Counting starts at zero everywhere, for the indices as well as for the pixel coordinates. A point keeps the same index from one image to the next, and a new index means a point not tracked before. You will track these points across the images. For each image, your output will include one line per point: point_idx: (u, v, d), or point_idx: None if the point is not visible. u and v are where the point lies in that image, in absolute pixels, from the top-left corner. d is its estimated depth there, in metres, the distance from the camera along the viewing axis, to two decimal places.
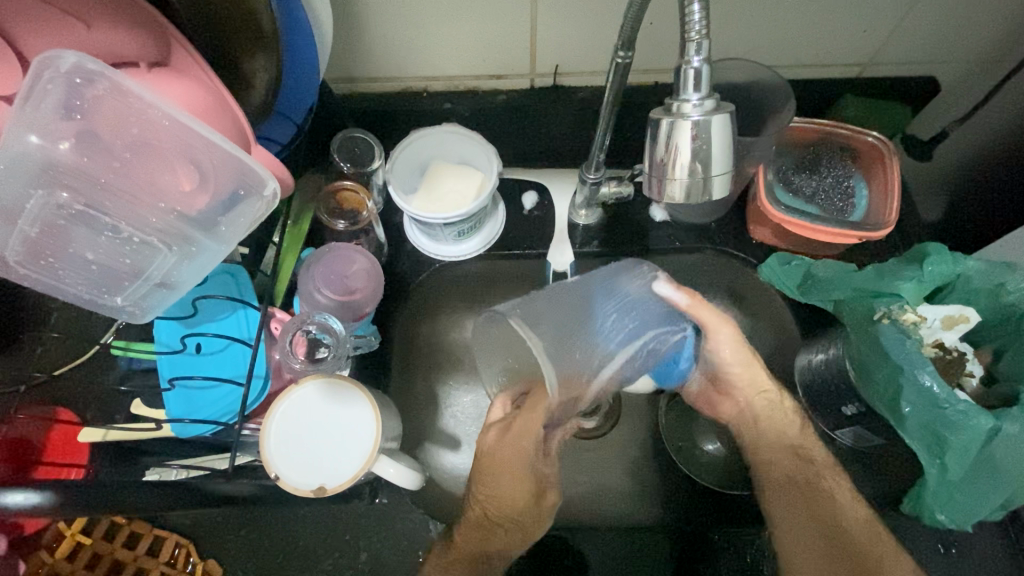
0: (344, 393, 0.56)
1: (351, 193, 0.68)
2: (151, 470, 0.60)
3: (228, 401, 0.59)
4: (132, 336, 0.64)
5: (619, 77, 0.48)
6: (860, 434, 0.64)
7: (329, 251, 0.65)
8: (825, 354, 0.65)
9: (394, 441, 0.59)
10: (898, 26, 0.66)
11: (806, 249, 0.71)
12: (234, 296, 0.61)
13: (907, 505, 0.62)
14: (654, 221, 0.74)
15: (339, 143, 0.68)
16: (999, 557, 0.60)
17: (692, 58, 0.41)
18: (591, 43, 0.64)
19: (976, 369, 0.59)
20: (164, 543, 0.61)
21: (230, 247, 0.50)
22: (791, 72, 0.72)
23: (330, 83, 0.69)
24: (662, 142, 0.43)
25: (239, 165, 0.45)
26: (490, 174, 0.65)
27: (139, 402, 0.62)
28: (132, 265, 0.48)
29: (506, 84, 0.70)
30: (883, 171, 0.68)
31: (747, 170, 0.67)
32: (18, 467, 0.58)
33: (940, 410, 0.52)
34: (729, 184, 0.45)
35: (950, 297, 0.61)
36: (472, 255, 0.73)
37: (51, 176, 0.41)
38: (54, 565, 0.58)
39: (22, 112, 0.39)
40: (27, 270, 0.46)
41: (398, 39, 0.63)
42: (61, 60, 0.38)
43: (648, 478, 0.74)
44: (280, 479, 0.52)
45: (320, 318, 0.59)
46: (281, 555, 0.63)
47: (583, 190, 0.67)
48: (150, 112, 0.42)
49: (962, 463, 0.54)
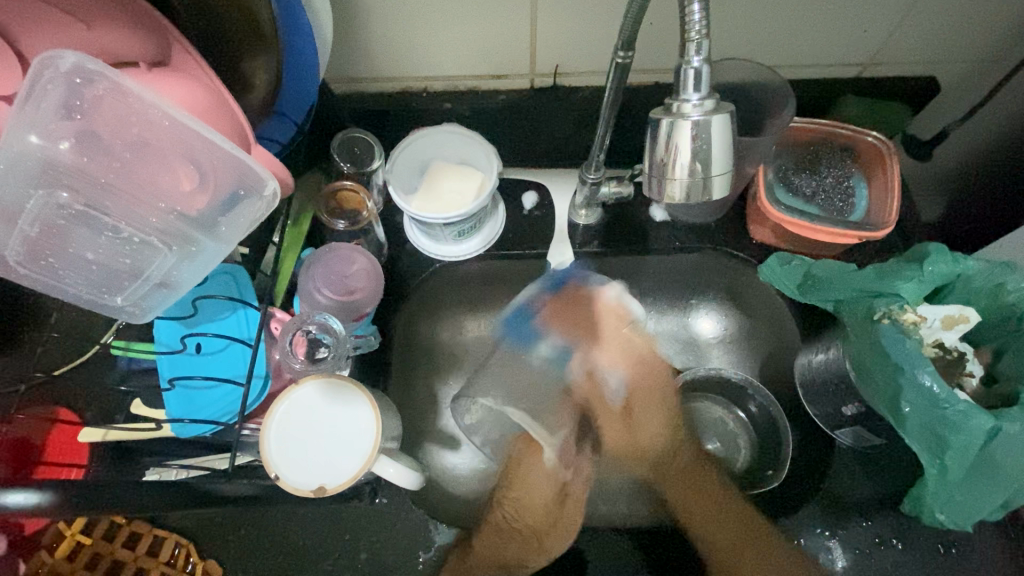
0: (344, 393, 0.56)
1: (352, 193, 0.67)
2: (151, 470, 0.60)
3: (229, 401, 0.59)
4: (132, 336, 0.64)
5: (619, 77, 0.48)
6: (860, 434, 0.64)
7: (330, 251, 0.65)
8: (825, 355, 0.66)
9: (394, 441, 0.59)
10: (898, 26, 0.65)
11: (806, 249, 0.71)
12: (234, 296, 0.61)
13: (906, 506, 0.61)
14: (655, 221, 0.74)
15: (339, 144, 0.69)
16: (999, 557, 0.61)
17: (693, 58, 0.41)
18: (590, 42, 0.64)
19: (976, 369, 0.60)
20: (164, 543, 0.61)
21: (230, 247, 0.50)
22: (791, 72, 0.72)
23: (330, 83, 0.69)
24: (662, 142, 0.43)
25: (239, 164, 0.46)
26: (490, 174, 0.65)
27: (139, 402, 0.62)
28: (132, 265, 0.48)
29: (506, 84, 0.70)
30: (883, 171, 0.68)
31: (747, 170, 0.67)
32: (18, 468, 0.58)
33: (941, 410, 0.52)
34: (729, 184, 0.45)
35: (950, 297, 0.61)
36: (471, 256, 0.73)
37: (51, 176, 0.41)
38: (54, 565, 0.57)
39: (22, 112, 0.38)
40: (26, 270, 0.46)
41: (397, 39, 0.63)
42: (61, 60, 0.38)
43: None
44: (280, 479, 0.52)
45: (321, 318, 0.59)
46: (281, 555, 0.63)
47: (583, 191, 0.67)
48: (150, 112, 0.42)
49: (963, 463, 0.54)
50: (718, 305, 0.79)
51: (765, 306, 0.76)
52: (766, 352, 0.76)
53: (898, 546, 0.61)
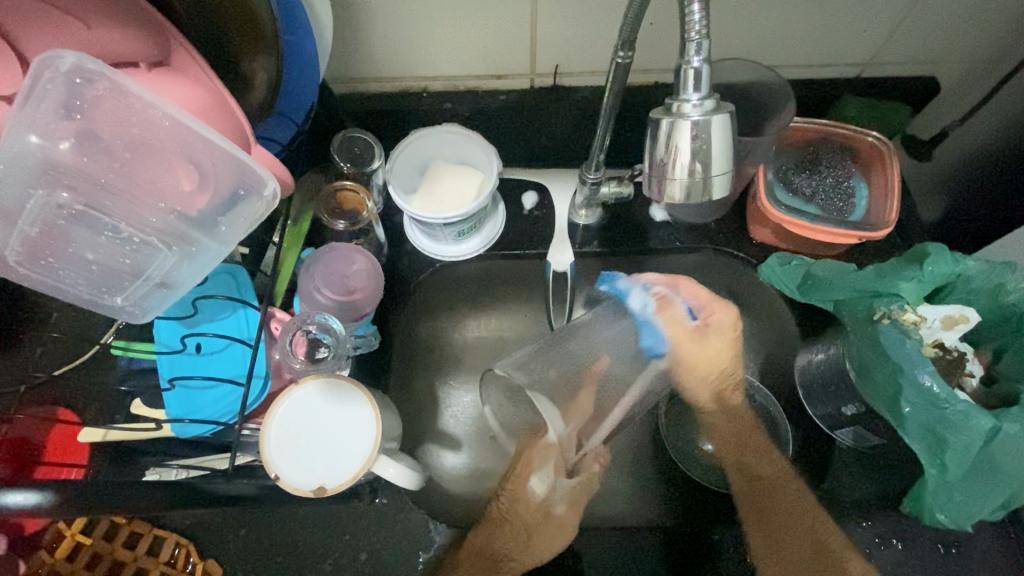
0: (344, 392, 0.56)
1: (351, 193, 0.68)
2: (151, 469, 0.60)
3: (229, 401, 0.59)
4: (132, 335, 0.64)
5: (619, 77, 0.48)
6: (860, 434, 0.64)
7: (329, 251, 0.65)
8: (825, 355, 0.66)
9: (394, 441, 0.59)
10: (898, 27, 0.66)
11: (806, 249, 0.71)
12: (234, 296, 0.61)
13: (906, 505, 0.61)
14: (654, 221, 0.75)
15: (339, 144, 0.68)
16: (999, 557, 0.60)
17: (693, 58, 0.41)
18: (591, 43, 0.64)
19: (976, 369, 0.59)
20: (164, 543, 0.61)
21: (229, 247, 0.50)
22: (791, 72, 0.72)
23: (330, 83, 0.69)
24: (663, 142, 0.43)
25: (239, 165, 0.46)
26: (491, 174, 0.65)
27: (139, 402, 0.62)
28: (132, 265, 0.48)
29: (506, 84, 0.70)
30: (883, 171, 0.68)
31: (748, 170, 0.67)
32: (18, 468, 0.59)
33: (941, 410, 0.52)
34: (730, 183, 0.45)
35: (950, 297, 0.61)
36: (472, 255, 0.73)
37: (50, 177, 0.41)
38: (54, 565, 0.57)
39: (22, 112, 0.39)
40: (26, 270, 0.46)
41: (398, 40, 0.63)
42: (61, 60, 0.38)
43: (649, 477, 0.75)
44: (280, 479, 0.52)
45: (321, 318, 0.59)
46: (280, 555, 0.62)
47: (583, 190, 0.67)
48: (150, 112, 0.42)
49: (962, 463, 0.54)
50: None
51: (765, 306, 0.76)
52: (767, 352, 0.76)
53: (897, 545, 0.61)
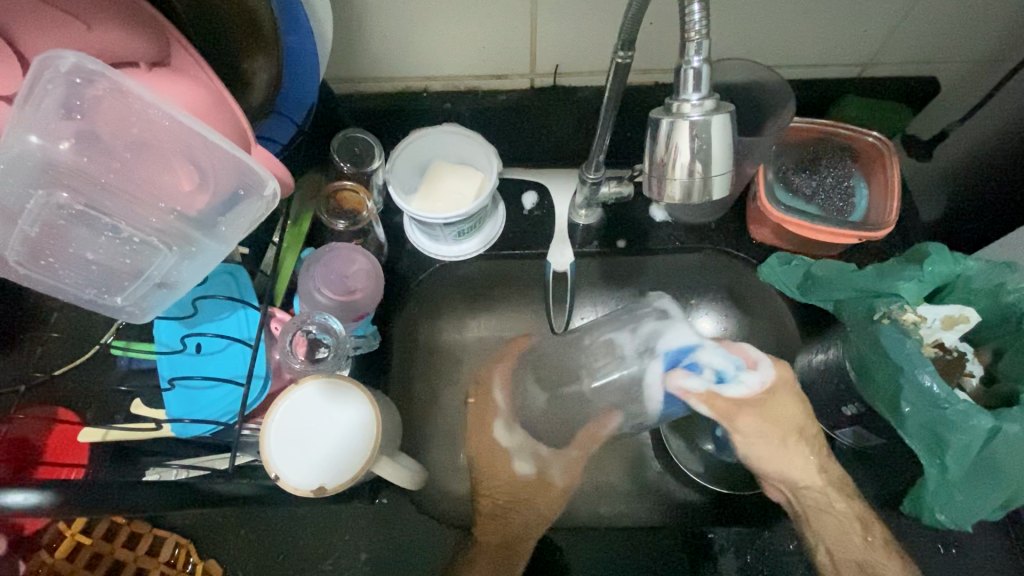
0: (344, 392, 0.56)
1: (351, 193, 0.68)
2: (151, 469, 0.60)
3: (229, 401, 0.59)
4: (132, 335, 0.64)
5: (619, 77, 0.48)
6: (860, 434, 0.65)
7: (329, 251, 0.65)
8: (825, 355, 0.66)
9: (394, 441, 0.59)
10: (897, 28, 0.66)
11: (806, 250, 0.71)
12: (234, 296, 0.61)
13: (907, 506, 0.62)
14: (654, 221, 0.74)
15: (339, 144, 0.69)
16: (1000, 558, 0.60)
17: (693, 58, 0.41)
18: (590, 42, 0.64)
19: (976, 369, 0.60)
20: (164, 543, 0.61)
21: (230, 247, 0.50)
22: (790, 72, 0.72)
23: (329, 83, 0.69)
24: (662, 142, 0.43)
25: (239, 165, 0.45)
26: (491, 174, 0.65)
27: (139, 402, 0.62)
28: (132, 265, 0.47)
29: (506, 84, 0.70)
30: (883, 170, 0.68)
31: (747, 170, 0.67)
32: (18, 468, 0.58)
33: (941, 410, 0.52)
34: (729, 184, 0.45)
35: (949, 297, 0.61)
36: (472, 256, 0.73)
37: (50, 176, 0.41)
38: (54, 565, 0.57)
39: (22, 112, 0.39)
40: (27, 270, 0.46)
41: (397, 40, 0.63)
42: (61, 61, 0.38)
43: (649, 478, 0.74)
44: (280, 479, 0.52)
45: (320, 318, 0.59)
46: (278, 555, 0.62)
47: (583, 191, 0.67)
48: (150, 112, 0.42)
49: (962, 462, 0.54)
50: (718, 305, 0.78)
51: (765, 307, 0.75)
52: (767, 352, 0.76)
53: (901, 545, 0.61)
